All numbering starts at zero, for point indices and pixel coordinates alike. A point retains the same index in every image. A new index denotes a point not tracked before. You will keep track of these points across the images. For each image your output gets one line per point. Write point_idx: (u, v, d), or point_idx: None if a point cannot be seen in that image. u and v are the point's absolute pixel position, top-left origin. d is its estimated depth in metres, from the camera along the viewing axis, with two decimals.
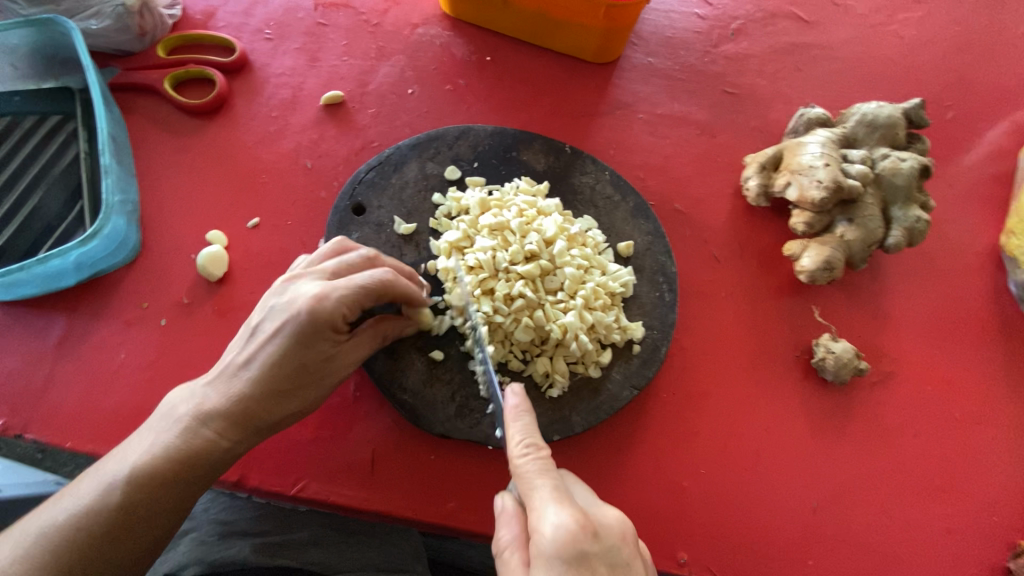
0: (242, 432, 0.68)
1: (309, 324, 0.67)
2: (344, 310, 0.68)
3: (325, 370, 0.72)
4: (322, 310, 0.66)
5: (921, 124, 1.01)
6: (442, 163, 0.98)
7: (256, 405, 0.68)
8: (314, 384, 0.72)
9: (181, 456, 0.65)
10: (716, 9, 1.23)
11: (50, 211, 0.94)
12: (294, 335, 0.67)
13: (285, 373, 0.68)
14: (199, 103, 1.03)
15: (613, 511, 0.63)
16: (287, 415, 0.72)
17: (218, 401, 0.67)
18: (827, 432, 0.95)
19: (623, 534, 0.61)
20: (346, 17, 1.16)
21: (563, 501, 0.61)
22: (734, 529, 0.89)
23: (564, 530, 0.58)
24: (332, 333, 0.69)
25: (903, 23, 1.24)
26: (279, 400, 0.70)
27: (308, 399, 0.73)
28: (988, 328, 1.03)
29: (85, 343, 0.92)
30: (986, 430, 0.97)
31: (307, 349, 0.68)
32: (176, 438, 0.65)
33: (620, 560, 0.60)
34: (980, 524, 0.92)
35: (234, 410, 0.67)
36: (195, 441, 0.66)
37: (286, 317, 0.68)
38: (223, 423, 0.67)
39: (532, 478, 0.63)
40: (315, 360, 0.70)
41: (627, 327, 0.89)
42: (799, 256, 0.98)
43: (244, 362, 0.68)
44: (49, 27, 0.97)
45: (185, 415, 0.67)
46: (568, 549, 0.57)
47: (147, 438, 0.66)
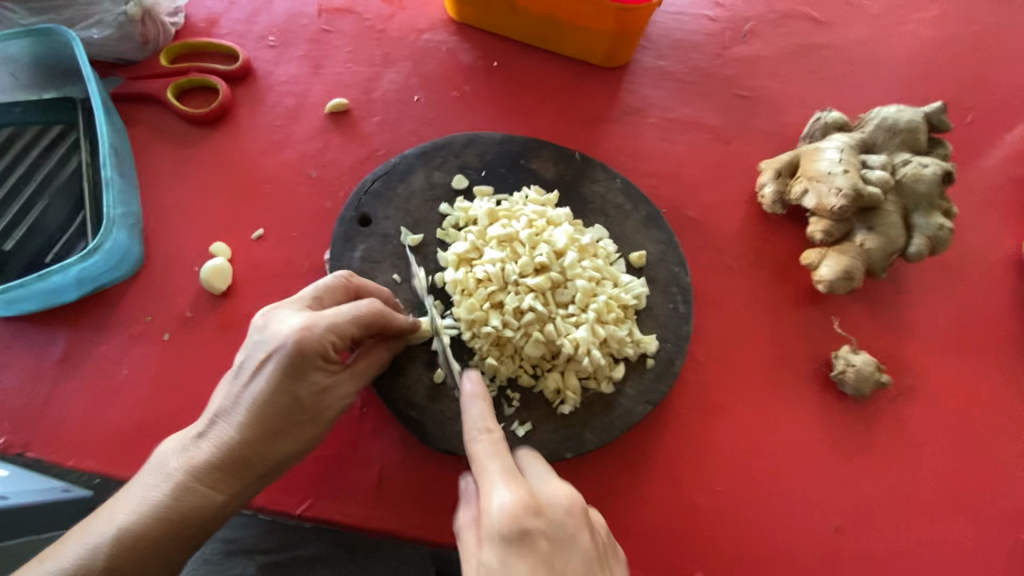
0: (234, 481, 0.67)
1: (292, 360, 0.65)
2: (327, 343, 0.67)
3: (320, 409, 0.70)
4: (305, 344, 0.65)
5: (943, 127, 0.97)
6: (449, 172, 0.96)
7: (247, 452, 0.66)
8: (308, 424, 0.70)
9: (172, 512, 0.63)
10: (727, 11, 1.20)
11: (51, 224, 0.93)
12: (279, 374, 0.65)
13: (274, 415, 0.66)
14: (201, 112, 1.01)
15: (565, 489, 0.62)
16: (283, 459, 0.69)
17: (207, 451, 0.66)
18: (848, 447, 0.92)
19: (573, 511, 0.61)
20: (351, 23, 1.14)
21: (511, 482, 0.61)
22: (752, 549, 0.87)
23: (506, 508, 0.58)
24: (319, 368, 0.68)
25: (920, 23, 1.21)
26: (271, 445, 0.67)
27: (304, 440, 0.70)
28: (1013, 338, 0.99)
29: (87, 359, 0.90)
30: (1013, 445, 0.94)
31: (294, 387, 0.67)
32: (165, 494, 0.64)
33: (568, 536, 0.59)
34: (1009, 543, 0.89)
35: (225, 458, 0.66)
36: (186, 495, 0.64)
37: (268, 355, 0.66)
38: (213, 474, 0.65)
39: (484, 459, 0.64)
40: (305, 400, 0.68)
41: (640, 341, 0.87)
42: (817, 266, 0.95)
43: (230, 407, 0.67)
44: (51, 37, 0.95)
45: (174, 470, 0.66)
46: (510, 527, 0.57)
47: (136, 494, 0.64)
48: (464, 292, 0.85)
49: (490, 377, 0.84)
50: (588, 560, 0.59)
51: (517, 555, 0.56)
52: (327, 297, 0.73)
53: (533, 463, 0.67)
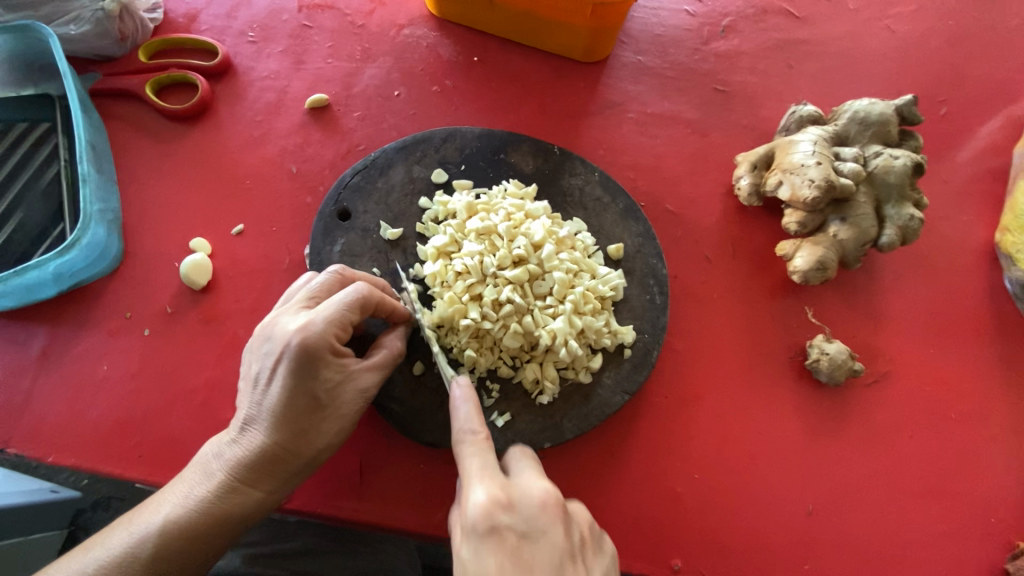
0: (271, 478, 0.70)
1: (298, 360, 0.66)
2: (329, 338, 0.68)
3: (340, 403, 0.71)
4: (309, 343, 0.66)
5: (914, 120, 0.99)
6: (429, 167, 0.97)
7: (278, 449, 0.69)
8: (330, 418, 0.71)
9: (215, 507, 0.68)
10: (706, 6, 1.22)
11: (30, 221, 0.93)
12: (291, 373, 0.67)
13: (295, 413, 0.68)
14: (181, 108, 1.01)
15: (541, 485, 0.63)
16: (315, 454, 0.71)
17: (241, 453, 0.69)
18: (823, 434, 0.94)
19: (547, 506, 0.62)
20: (331, 19, 1.14)
21: (487, 478, 0.63)
22: (730, 535, 0.88)
23: (480, 504, 0.60)
24: (327, 364, 0.68)
25: (895, 18, 1.23)
26: (299, 441, 0.69)
27: (332, 433, 0.72)
28: (984, 326, 1.01)
29: (68, 355, 0.91)
30: (983, 430, 0.96)
31: (307, 385, 0.67)
32: (207, 492, 0.68)
33: (539, 530, 0.60)
34: (979, 525, 0.91)
35: (258, 458, 0.69)
36: (225, 492, 0.68)
37: (277, 358, 0.67)
38: (248, 471, 0.68)
39: (464, 459, 0.66)
40: (321, 395, 0.69)
41: (618, 331, 0.88)
42: (792, 257, 0.96)
43: (255, 408, 0.69)
44: (28, 34, 0.95)
45: (214, 469, 0.69)
46: (482, 522, 0.59)
47: (180, 492, 0.69)
48: (443, 285, 0.86)
49: (469, 369, 0.85)
50: (561, 557, 0.59)
51: (487, 550, 0.58)
52: (325, 294, 0.74)
53: (519, 463, 0.69)
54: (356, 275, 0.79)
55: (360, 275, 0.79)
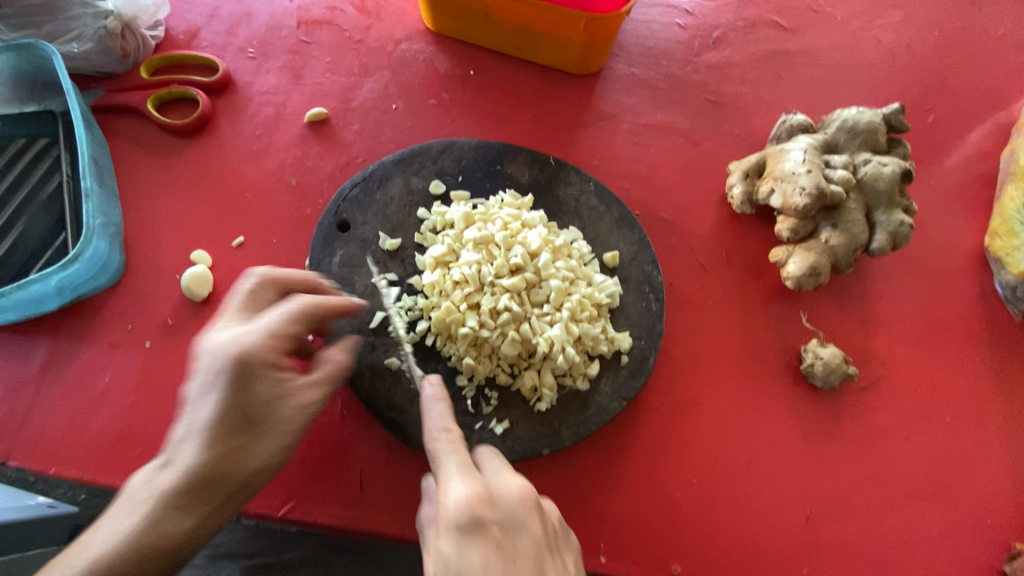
0: (205, 503, 0.67)
1: (235, 373, 0.64)
2: (268, 349, 0.66)
3: (279, 420, 0.69)
4: (245, 353, 0.64)
5: (901, 128, 1.01)
6: (426, 178, 0.98)
7: (211, 471, 0.66)
8: (267, 436, 0.68)
9: (142, 540, 0.63)
10: (697, 18, 1.24)
11: (32, 235, 0.94)
12: (225, 390, 0.64)
13: (231, 430, 0.65)
14: (182, 123, 1.03)
15: (517, 480, 0.65)
16: (252, 475, 0.68)
17: (172, 479, 0.66)
18: (818, 437, 0.95)
19: (526, 500, 0.64)
20: (330, 34, 1.16)
21: (466, 474, 0.64)
22: (727, 539, 0.89)
23: (462, 499, 0.61)
24: (264, 376, 0.66)
25: (882, 29, 1.26)
26: (236, 460, 0.67)
27: (270, 452, 0.69)
28: (975, 329, 1.03)
29: (69, 367, 0.91)
30: (977, 431, 0.97)
31: (244, 399, 0.65)
32: (133, 526, 0.64)
33: (520, 522, 0.62)
34: (975, 527, 0.92)
35: (189, 481, 0.65)
36: (154, 523, 0.65)
37: (211, 373, 0.65)
38: (179, 498, 0.65)
39: (441, 453, 0.67)
40: (259, 411, 0.67)
41: (614, 338, 0.89)
42: (785, 263, 0.98)
43: (188, 429, 0.66)
44: (31, 52, 0.96)
45: (142, 499, 0.66)
46: (466, 516, 0.59)
47: (103, 531, 0.64)
48: (441, 294, 0.87)
49: (468, 377, 0.86)
50: (540, 548, 0.61)
51: (471, 543, 0.58)
52: (256, 304, 0.72)
53: (491, 457, 0.71)
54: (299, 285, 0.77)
55: (288, 278, 0.76)
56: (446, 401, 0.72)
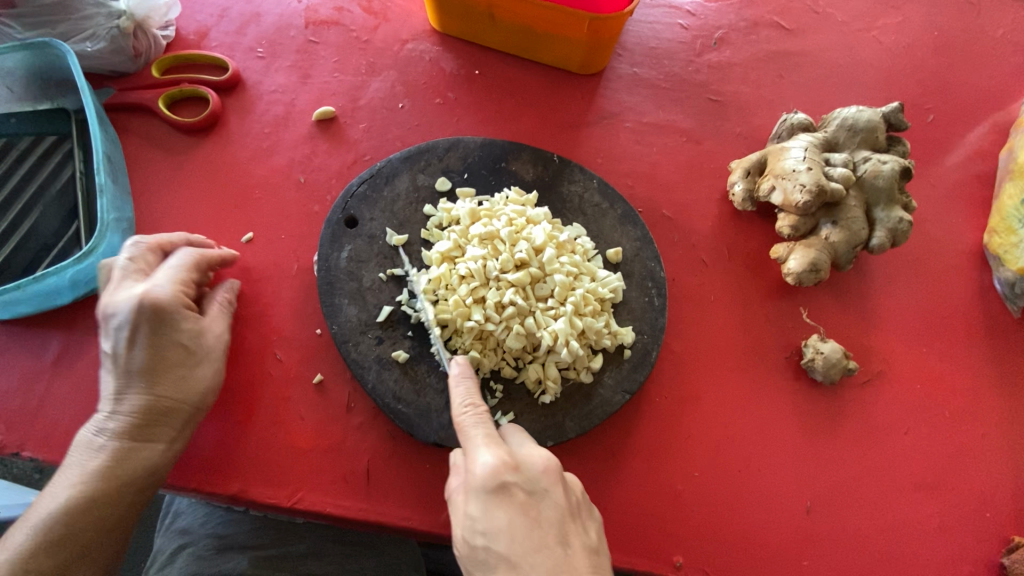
0: (162, 429, 0.76)
1: (153, 317, 0.74)
2: (178, 293, 0.77)
3: (209, 350, 0.80)
4: (160, 298, 0.75)
5: (900, 126, 1.02)
6: (433, 175, 1.00)
7: (161, 401, 0.75)
8: (205, 364, 0.80)
9: (116, 472, 0.72)
10: (698, 19, 1.26)
11: (46, 230, 0.96)
12: (150, 332, 0.75)
13: (167, 362, 0.76)
14: (192, 121, 1.05)
15: (541, 451, 0.67)
16: (198, 398, 0.79)
17: (122, 417, 0.74)
18: (819, 431, 0.96)
19: (549, 470, 0.66)
20: (337, 35, 1.18)
21: (492, 443, 0.67)
22: (728, 531, 0.90)
23: (486, 466, 0.64)
24: (181, 316, 0.77)
25: (882, 30, 1.27)
26: (180, 387, 0.77)
27: (209, 375, 0.80)
28: (974, 325, 1.04)
29: (82, 361, 0.93)
30: (976, 425, 0.98)
31: (171, 336, 0.76)
32: (97, 464, 0.72)
33: (543, 490, 0.64)
34: (974, 520, 0.93)
35: (141, 412, 0.74)
36: (121, 455, 0.73)
37: (128, 325, 0.74)
38: (137, 428, 0.74)
39: (467, 426, 0.70)
40: (189, 344, 0.78)
41: (617, 332, 0.91)
42: (785, 259, 0.99)
43: (124, 373, 0.75)
44: (45, 51, 0.98)
45: (96, 445, 0.73)
46: (490, 483, 0.63)
47: (66, 480, 0.72)
48: (447, 288, 0.89)
49: (473, 370, 0.88)
50: (562, 514, 0.64)
51: (496, 506, 0.62)
52: (146, 266, 0.81)
53: (516, 431, 0.73)
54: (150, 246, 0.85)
55: (165, 243, 0.85)
56: (471, 378, 0.75)
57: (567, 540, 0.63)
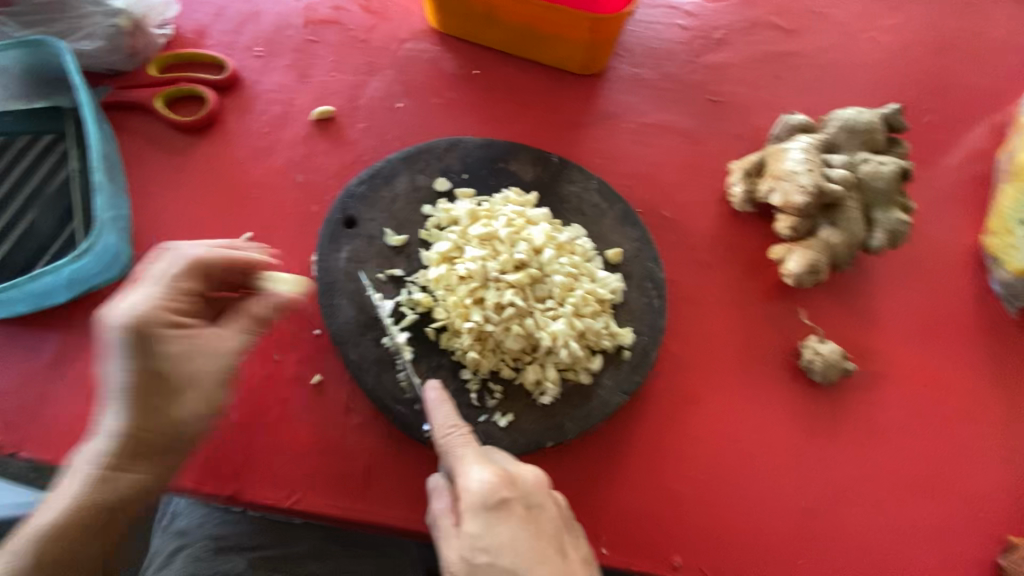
0: (142, 460, 0.68)
1: (126, 341, 0.63)
2: (157, 313, 0.65)
3: (194, 374, 0.68)
4: (136, 319, 0.63)
5: (900, 128, 1.04)
6: (432, 175, 1.00)
7: (135, 433, 0.66)
8: (189, 393, 0.68)
9: (90, 504, 0.66)
10: (698, 20, 1.26)
11: (44, 229, 0.95)
12: (126, 356, 0.64)
13: (144, 392, 0.65)
14: (190, 120, 1.04)
15: (531, 467, 0.70)
16: (181, 429, 0.68)
17: (103, 445, 0.66)
18: (817, 432, 0.97)
19: (541, 484, 0.69)
20: (336, 34, 1.17)
21: (485, 461, 0.68)
22: (727, 532, 0.90)
23: (485, 484, 0.65)
24: (161, 338, 0.65)
25: (881, 31, 1.27)
26: (157, 419, 0.66)
27: (195, 406, 0.68)
28: (972, 326, 1.04)
29: (80, 361, 0.92)
30: (973, 426, 0.98)
31: (147, 363, 0.65)
32: (76, 492, 0.66)
33: (538, 504, 0.67)
34: (971, 521, 0.93)
35: (121, 444, 0.66)
36: (92, 489, 0.66)
37: (110, 344, 0.64)
38: (110, 460, 0.66)
39: (454, 447, 0.71)
40: (167, 371, 0.66)
41: (616, 333, 0.91)
42: (784, 260, 0.99)
43: (105, 395, 0.67)
44: (41, 48, 0.97)
45: (79, 468, 0.67)
46: (491, 499, 0.64)
47: (49, 501, 0.67)
48: (447, 289, 0.89)
49: (473, 371, 0.87)
50: (555, 524, 0.68)
51: (498, 521, 0.64)
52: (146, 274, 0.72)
53: (496, 447, 0.75)
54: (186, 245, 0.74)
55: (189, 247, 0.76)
56: (450, 399, 0.77)
57: (563, 549, 0.67)
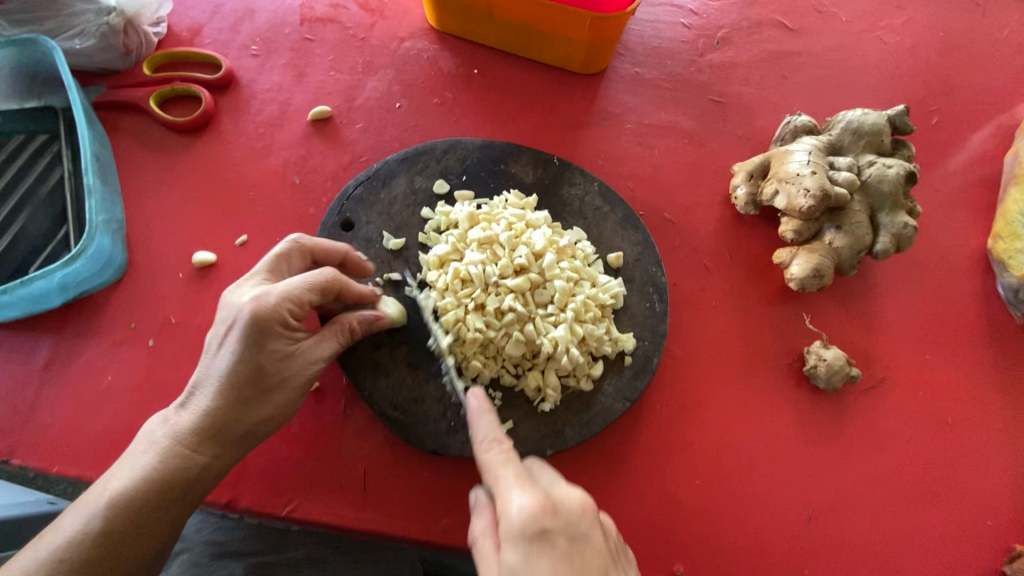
0: (218, 446, 0.70)
1: (250, 331, 0.67)
2: (282, 313, 0.69)
3: (288, 376, 0.72)
4: (261, 314, 0.67)
5: (906, 130, 1.01)
6: (430, 177, 0.98)
7: (225, 418, 0.69)
8: (278, 392, 0.72)
9: (164, 478, 0.67)
10: (701, 18, 1.24)
11: (35, 231, 0.93)
12: (242, 346, 0.67)
13: (242, 382, 0.68)
14: (184, 121, 1.02)
15: (577, 490, 0.63)
16: (259, 425, 0.72)
17: (188, 421, 0.69)
18: (821, 438, 0.95)
19: (587, 511, 0.62)
20: (333, 32, 1.15)
21: (526, 485, 0.62)
22: (729, 540, 0.89)
23: (524, 510, 0.59)
24: (277, 337, 0.69)
25: (886, 30, 1.26)
26: (244, 412, 0.70)
27: (276, 406, 0.72)
28: (977, 331, 1.03)
29: (72, 366, 0.91)
30: (978, 433, 0.97)
31: (256, 357, 0.68)
32: (154, 460, 0.68)
33: (583, 535, 0.60)
34: (976, 529, 0.92)
35: (205, 426, 0.69)
36: (173, 462, 0.68)
37: (230, 329, 0.68)
38: (195, 438, 0.68)
39: (495, 468, 0.65)
40: (271, 368, 0.70)
41: (618, 339, 0.89)
42: (788, 264, 0.98)
43: (203, 375, 0.70)
44: (32, 47, 0.95)
45: (159, 436, 0.69)
46: (530, 529, 0.58)
47: (126, 464, 0.68)
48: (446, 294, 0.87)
49: (472, 378, 0.86)
50: (604, 559, 0.60)
51: (537, 553, 0.57)
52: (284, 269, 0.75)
53: (542, 470, 0.68)
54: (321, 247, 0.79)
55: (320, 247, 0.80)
56: (492, 413, 0.71)
57: None
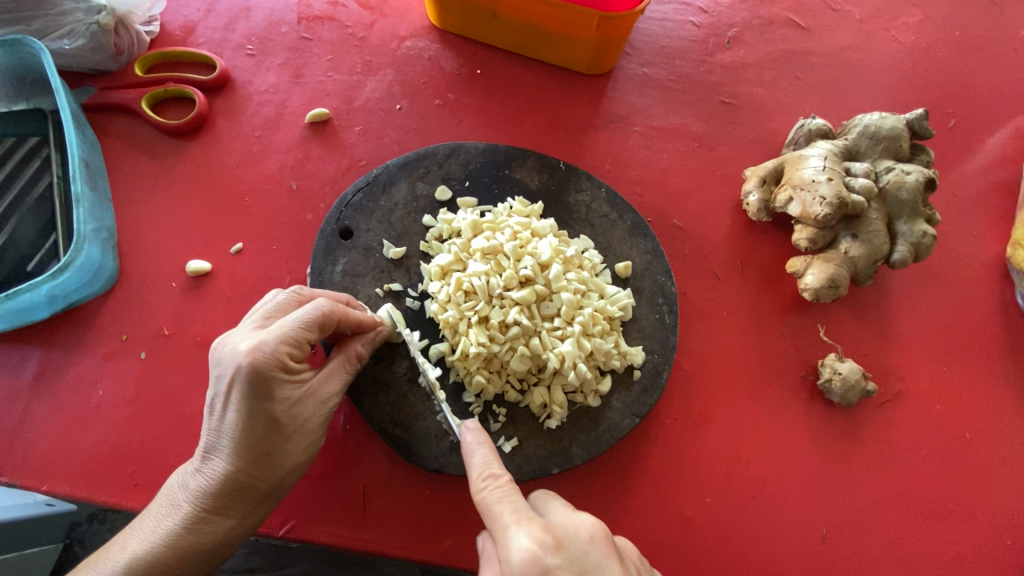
0: (241, 503, 0.70)
1: (251, 384, 0.64)
2: (281, 358, 0.66)
3: (302, 421, 0.71)
4: (259, 364, 0.64)
5: (925, 134, 0.97)
6: (432, 183, 0.95)
7: (243, 476, 0.68)
8: (294, 437, 0.71)
9: (189, 541, 0.67)
10: (711, 17, 1.20)
11: (22, 239, 0.90)
12: (245, 400, 0.65)
13: (256, 436, 0.67)
14: (177, 124, 0.99)
15: (583, 518, 0.60)
16: (282, 474, 0.71)
17: (206, 483, 0.68)
18: (834, 454, 0.92)
19: (597, 539, 0.58)
20: (331, 31, 1.12)
21: (524, 521, 0.59)
22: (741, 560, 0.86)
23: (524, 550, 0.56)
24: (282, 384, 0.67)
25: (902, 29, 1.22)
26: (263, 465, 0.69)
27: (297, 452, 0.71)
28: (996, 342, 1.00)
29: (62, 379, 0.88)
30: (997, 448, 0.94)
31: (264, 408, 0.66)
32: (176, 524, 0.67)
33: (594, 566, 0.56)
34: (995, 548, 0.89)
35: (224, 485, 0.68)
36: (197, 522, 0.68)
37: (229, 385, 0.65)
38: (217, 499, 0.68)
39: (491, 506, 0.62)
40: (282, 417, 0.68)
41: (627, 353, 0.86)
42: (802, 274, 0.95)
43: (213, 435, 0.67)
44: (20, 48, 0.92)
45: (180, 500, 0.68)
46: (530, 570, 0.55)
47: (147, 526, 0.68)
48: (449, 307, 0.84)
49: (476, 393, 0.83)
50: None
51: None
52: (279, 312, 0.72)
53: (547, 501, 0.65)
54: (313, 291, 0.76)
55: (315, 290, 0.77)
56: (488, 444, 0.69)
57: None
